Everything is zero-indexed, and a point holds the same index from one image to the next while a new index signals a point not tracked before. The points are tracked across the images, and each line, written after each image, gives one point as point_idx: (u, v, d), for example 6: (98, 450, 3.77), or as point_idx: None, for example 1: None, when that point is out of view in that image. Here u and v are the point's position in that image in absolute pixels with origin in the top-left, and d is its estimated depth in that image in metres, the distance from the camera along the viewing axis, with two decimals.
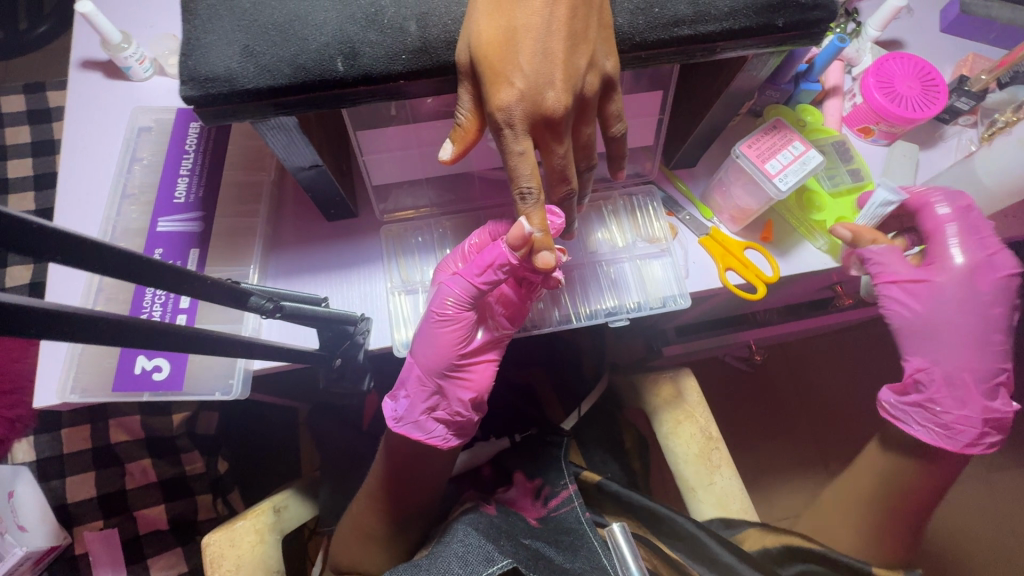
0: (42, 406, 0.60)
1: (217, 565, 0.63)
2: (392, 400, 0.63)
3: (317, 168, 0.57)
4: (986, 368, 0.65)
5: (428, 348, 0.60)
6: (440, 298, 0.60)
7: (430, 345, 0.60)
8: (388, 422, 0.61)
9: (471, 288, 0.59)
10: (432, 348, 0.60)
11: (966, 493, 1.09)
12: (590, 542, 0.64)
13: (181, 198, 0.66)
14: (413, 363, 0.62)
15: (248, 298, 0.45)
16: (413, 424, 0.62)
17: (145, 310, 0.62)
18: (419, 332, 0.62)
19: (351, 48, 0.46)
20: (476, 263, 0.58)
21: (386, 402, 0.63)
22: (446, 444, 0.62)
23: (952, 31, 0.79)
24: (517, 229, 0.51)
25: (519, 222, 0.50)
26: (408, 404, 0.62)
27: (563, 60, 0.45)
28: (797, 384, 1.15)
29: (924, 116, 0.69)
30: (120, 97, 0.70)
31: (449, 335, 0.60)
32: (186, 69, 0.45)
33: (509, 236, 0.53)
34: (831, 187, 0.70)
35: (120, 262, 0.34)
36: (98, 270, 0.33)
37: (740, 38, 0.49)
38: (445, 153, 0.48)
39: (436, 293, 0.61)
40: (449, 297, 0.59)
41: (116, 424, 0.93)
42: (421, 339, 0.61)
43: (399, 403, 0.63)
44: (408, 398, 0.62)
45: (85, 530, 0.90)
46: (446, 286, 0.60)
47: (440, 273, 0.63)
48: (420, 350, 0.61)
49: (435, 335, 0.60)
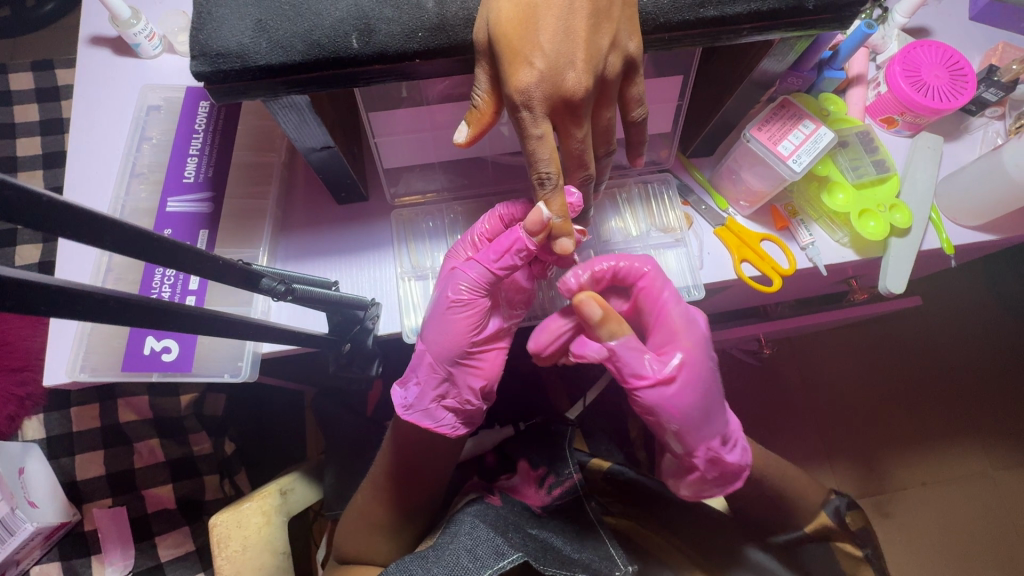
0: (52, 383, 0.60)
1: (223, 545, 0.62)
2: (401, 387, 0.62)
3: (329, 150, 0.56)
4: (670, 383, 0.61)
5: (440, 335, 0.60)
6: (454, 283, 0.59)
7: (443, 331, 0.59)
8: (398, 410, 0.61)
9: (488, 274, 0.59)
10: (445, 333, 0.60)
11: (974, 489, 1.08)
12: (599, 533, 0.66)
13: (190, 177, 0.65)
14: (424, 349, 0.61)
15: (260, 280, 0.44)
16: (423, 412, 0.61)
17: (155, 291, 0.61)
18: (429, 316, 0.61)
19: (367, 24, 0.45)
20: (493, 248, 0.58)
21: (394, 390, 0.62)
22: (454, 433, 0.62)
23: (982, 19, 0.77)
24: (537, 213, 0.51)
25: (539, 207, 0.50)
26: (418, 392, 0.61)
27: (585, 39, 0.43)
28: (804, 378, 1.14)
29: (950, 107, 0.67)
30: (129, 74, 0.69)
31: (464, 320, 0.59)
32: (196, 44, 0.44)
33: (526, 220, 0.53)
34: (855, 178, 0.68)
35: (133, 240, 0.33)
36: (108, 246, 0.32)
37: (767, 22, 0.48)
38: (460, 135, 0.46)
39: (448, 278, 0.60)
40: (465, 282, 0.59)
41: (125, 404, 0.93)
42: (433, 325, 0.60)
43: (409, 391, 0.62)
44: (418, 385, 0.61)
45: (94, 507, 0.91)
46: (462, 271, 0.59)
47: (450, 258, 0.62)
48: (431, 336, 0.60)
49: (449, 321, 0.60)
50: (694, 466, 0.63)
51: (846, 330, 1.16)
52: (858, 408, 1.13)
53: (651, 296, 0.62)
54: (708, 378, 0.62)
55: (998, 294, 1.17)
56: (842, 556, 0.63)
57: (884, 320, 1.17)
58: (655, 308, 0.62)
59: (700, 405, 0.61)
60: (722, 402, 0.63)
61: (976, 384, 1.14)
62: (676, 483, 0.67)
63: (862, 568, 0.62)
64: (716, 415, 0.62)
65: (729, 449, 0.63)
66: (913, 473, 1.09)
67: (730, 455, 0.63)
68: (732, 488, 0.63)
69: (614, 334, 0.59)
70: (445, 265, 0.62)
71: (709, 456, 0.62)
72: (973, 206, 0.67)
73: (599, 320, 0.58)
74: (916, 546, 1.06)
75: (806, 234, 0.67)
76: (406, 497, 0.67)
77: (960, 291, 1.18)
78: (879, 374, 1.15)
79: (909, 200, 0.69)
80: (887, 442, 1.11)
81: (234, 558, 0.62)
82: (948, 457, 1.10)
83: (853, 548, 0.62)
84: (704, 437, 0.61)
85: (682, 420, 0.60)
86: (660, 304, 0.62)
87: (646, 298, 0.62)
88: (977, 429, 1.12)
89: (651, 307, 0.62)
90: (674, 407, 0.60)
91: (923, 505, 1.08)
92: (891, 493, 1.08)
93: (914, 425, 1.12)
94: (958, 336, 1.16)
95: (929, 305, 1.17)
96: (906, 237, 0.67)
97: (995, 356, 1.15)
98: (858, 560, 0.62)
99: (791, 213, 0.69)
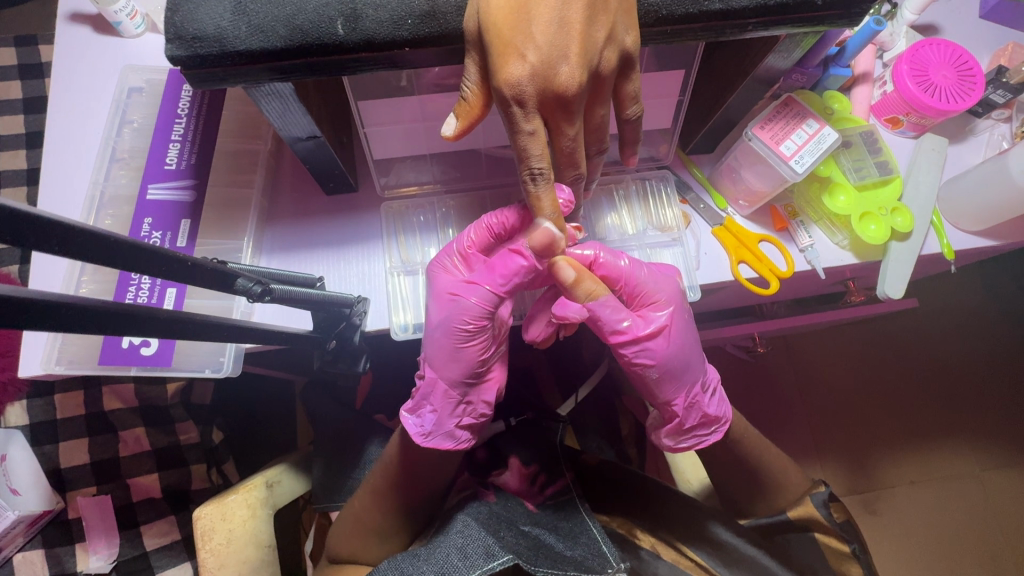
0: (26, 375, 0.58)
1: (208, 538, 0.61)
2: (414, 415, 0.60)
3: (315, 139, 0.54)
4: (668, 341, 0.59)
5: (449, 360, 0.58)
6: (461, 313, 0.56)
7: (456, 360, 0.57)
8: (417, 439, 0.58)
9: (494, 297, 0.57)
10: (458, 361, 0.58)
11: (962, 488, 1.08)
12: (590, 531, 0.64)
13: (172, 164, 0.63)
14: (436, 377, 0.58)
15: (235, 280, 0.42)
16: (444, 435, 0.59)
17: (132, 285, 0.58)
18: (434, 343, 0.58)
19: (354, 9, 0.42)
20: (498, 271, 0.56)
21: (407, 419, 0.60)
22: (473, 443, 0.62)
23: (992, 18, 0.75)
24: (543, 233, 0.49)
25: (545, 226, 0.49)
26: (435, 418, 0.59)
27: (579, 32, 0.41)
28: (798, 377, 1.14)
29: (958, 108, 0.65)
30: (110, 54, 0.67)
31: (476, 348, 0.57)
32: (172, 26, 0.42)
33: (533, 241, 0.51)
34: (857, 179, 0.66)
35: (80, 242, 0.30)
36: (56, 252, 0.30)
37: (774, 16, 0.46)
38: (448, 128, 0.44)
39: (449, 308, 0.57)
40: (473, 309, 0.56)
41: (110, 391, 0.91)
42: (444, 352, 0.57)
43: (423, 418, 0.60)
44: (434, 411, 0.59)
45: (78, 496, 0.89)
46: (466, 297, 0.56)
47: (436, 276, 0.59)
48: (443, 364, 0.58)
49: (461, 350, 0.57)
50: (676, 415, 0.62)
51: (841, 330, 1.16)
52: (849, 407, 1.13)
53: (611, 266, 0.60)
54: (687, 330, 0.61)
55: (994, 296, 1.16)
56: (827, 551, 0.64)
57: (880, 321, 1.16)
58: (621, 277, 0.60)
59: (681, 354, 0.60)
60: (700, 353, 0.63)
61: (969, 385, 1.14)
62: (656, 436, 0.66)
63: (849, 565, 0.62)
64: (698, 364, 0.62)
65: (710, 396, 0.63)
66: (901, 471, 1.09)
67: (710, 404, 0.63)
68: (715, 438, 0.63)
69: (592, 294, 0.57)
70: (439, 287, 0.58)
71: (691, 403, 0.62)
72: (975, 210, 0.66)
73: (573, 282, 0.56)
74: (903, 544, 1.06)
75: (805, 236, 0.66)
76: (392, 495, 0.65)
77: (958, 293, 1.17)
78: (873, 375, 1.14)
79: (911, 203, 0.67)
80: (877, 442, 1.11)
81: (218, 552, 0.61)
82: (937, 456, 1.10)
83: (840, 543, 0.62)
84: (685, 387, 0.61)
85: (664, 369, 0.60)
86: (623, 272, 0.60)
87: (606, 267, 0.61)
88: (967, 430, 1.12)
89: (609, 278, 0.61)
90: (660, 358, 0.59)
91: (910, 502, 1.08)
92: (878, 491, 1.08)
93: (904, 425, 1.12)
94: (953, 338, 1.15)
95: (926, 306, 1.17)
96: (907, 241, 0.66)
97: (991, 358, 1.15)
98: (845, 555, 0.62)
99: (791, 214, 0.67)
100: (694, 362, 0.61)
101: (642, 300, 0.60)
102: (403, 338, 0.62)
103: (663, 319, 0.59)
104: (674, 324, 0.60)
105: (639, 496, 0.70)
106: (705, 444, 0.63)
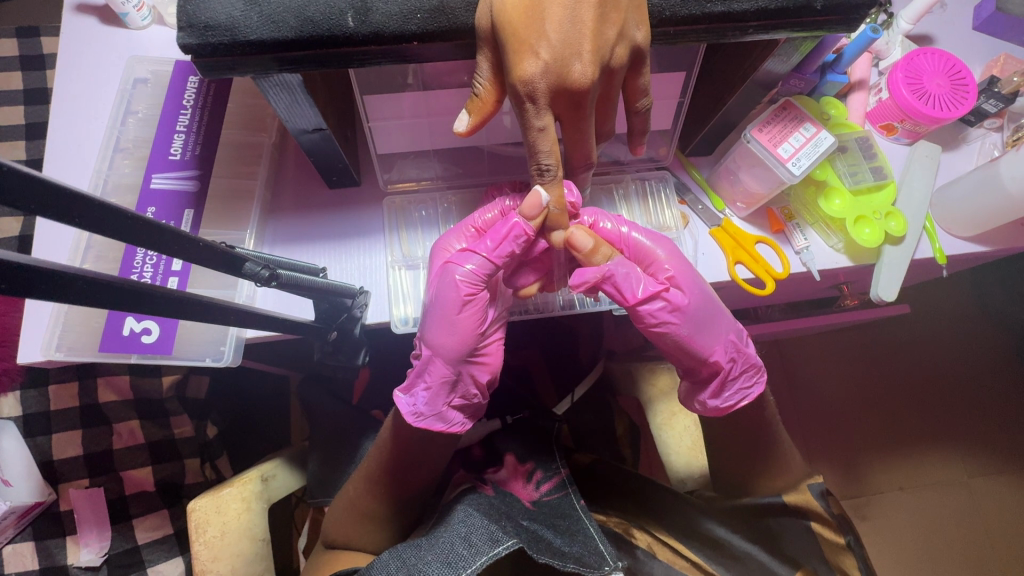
0: (25, 362, 0.58)
1: (202, 531, 0.62)
2: (406, 394, 0.60)
3: (321, 132, 0.55)
4: (695, 299, 0.60)
5: (445, 334, 0.58)
6: (452, 278, 0.57)
7: (449, 329, 0.57)
8: (410, 419, 0.58)
9: (488, 264, 0.57)
10: (451, 332, 0.57)
11: (951, 495, 1.10)
12: (586, 528, 0.64)
13: (177, 154, 0.64)
14: (432, 353, 0.58)
15: (243, 264, 0.43)
16: (435, 417, 0.60)
17: (135, 269, 0.60)
18: (432, 313, 0.58)
19: (364, 3, 0.43)
20: (491, 237, 0.57)
21: (398, 398, 0.60)
22: (465, 429, 0.62)
23: (985, 29, 0.76)
24: (533, 198, 0.52)
25: (537, 191, 0.52)
26: (428, 398, 0.59)
27: (592, 29, 0.42)
28: (790, 382, 1.15)
29: (950, 116, 0.66)
30: (115, 45, 0.67)
31: (469, 318, 0.57)
32: (184, 14, 0.42)
33: (525, 206, 0.54)
34: (852, 184, 0.67)
35: (99, 216, 0.31)
36: (76, 223, 0.31)
37: (775, 20, 0.47)
38: (461, 124, 0.46)
39: (444, 273, 0.57)
40: (466, 277, 0.57)
41: (104, 383, 0.90)
42: (437, 322, 0.57)
43: (416, 397, 0.59)
44: (427, 391, 0.59)
45: (70, 488, 0.88)
46: (458, 265, 0.57)
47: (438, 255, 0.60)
48: (439, 336, 0.58)
49: (456, 320, 0.57)
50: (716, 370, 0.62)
51: (835, 336, 1.17)
52: (841, 412, 1.14)
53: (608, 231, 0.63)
54: (702, 294, 0.61)
55: (985, 304, 1.18)
56: (823, 543, 0.62)
57: (873, 327, 1.17)
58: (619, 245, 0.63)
59: (703, 312, 0.61)
60: (726, 315, 0.63)
61: (959, 391, 1.15)
62: (692, 398, 0.65)
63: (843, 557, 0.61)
64: (717, 326, 0.62)
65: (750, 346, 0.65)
66: (893, 478, 1.11)
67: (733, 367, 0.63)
68: (756, 390, 0.64)
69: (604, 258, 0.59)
70: (436, 266, 0.59)
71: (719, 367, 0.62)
72: (969, 214, 0.67)
73: (589, 250, 0.58)
74: (893, 548, 1.07)
75: (801, 239, 0.67)
76: (389, 487, 0.66)
77: (949, 300, 1.19)
78: (865, 380, 1.16)
79: (906, 208, 0.68)
80: (869, 449, 1.12)
81: (211, 544, 0.62)
82: (926, 461, 1.12)
83: (835, 535, 0.61)
84: (717, 342, 0.62)
85: (689, 324, 0.60)
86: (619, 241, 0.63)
87: (600, 231, 0.63)
88: (956, 436, 1.13)
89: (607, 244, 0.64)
90: (680, 317, 0.60)
91: (902, 510, 1.09)
92: (870, 497, 1.10)
93: (896, 430, 1.13)
94: (945, 344, 1.17)
95: (918, 311, 1.18)
96: (900, 245, 0.66)
97: (981, 365, 1.16)
98: (840, 547, 0.61)
99: (788, 217, 0.68)
100: (721, 326, 0.62)
101: (646, 260, 0.62)
102: (404, 331, 0.62)
103: (686, 279, 0.61)
104: (687, 289, 0.60)
105: (638, 494, 0.70)
106: (751, 397, 0.63)
